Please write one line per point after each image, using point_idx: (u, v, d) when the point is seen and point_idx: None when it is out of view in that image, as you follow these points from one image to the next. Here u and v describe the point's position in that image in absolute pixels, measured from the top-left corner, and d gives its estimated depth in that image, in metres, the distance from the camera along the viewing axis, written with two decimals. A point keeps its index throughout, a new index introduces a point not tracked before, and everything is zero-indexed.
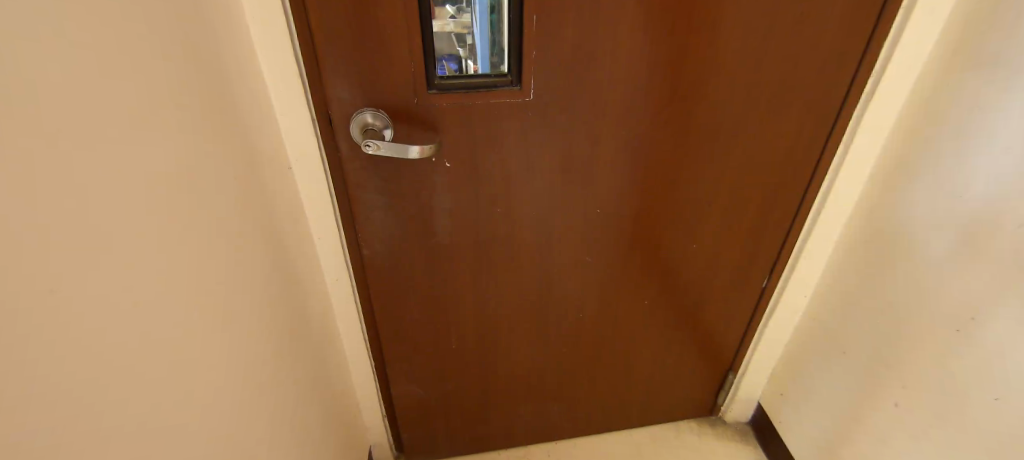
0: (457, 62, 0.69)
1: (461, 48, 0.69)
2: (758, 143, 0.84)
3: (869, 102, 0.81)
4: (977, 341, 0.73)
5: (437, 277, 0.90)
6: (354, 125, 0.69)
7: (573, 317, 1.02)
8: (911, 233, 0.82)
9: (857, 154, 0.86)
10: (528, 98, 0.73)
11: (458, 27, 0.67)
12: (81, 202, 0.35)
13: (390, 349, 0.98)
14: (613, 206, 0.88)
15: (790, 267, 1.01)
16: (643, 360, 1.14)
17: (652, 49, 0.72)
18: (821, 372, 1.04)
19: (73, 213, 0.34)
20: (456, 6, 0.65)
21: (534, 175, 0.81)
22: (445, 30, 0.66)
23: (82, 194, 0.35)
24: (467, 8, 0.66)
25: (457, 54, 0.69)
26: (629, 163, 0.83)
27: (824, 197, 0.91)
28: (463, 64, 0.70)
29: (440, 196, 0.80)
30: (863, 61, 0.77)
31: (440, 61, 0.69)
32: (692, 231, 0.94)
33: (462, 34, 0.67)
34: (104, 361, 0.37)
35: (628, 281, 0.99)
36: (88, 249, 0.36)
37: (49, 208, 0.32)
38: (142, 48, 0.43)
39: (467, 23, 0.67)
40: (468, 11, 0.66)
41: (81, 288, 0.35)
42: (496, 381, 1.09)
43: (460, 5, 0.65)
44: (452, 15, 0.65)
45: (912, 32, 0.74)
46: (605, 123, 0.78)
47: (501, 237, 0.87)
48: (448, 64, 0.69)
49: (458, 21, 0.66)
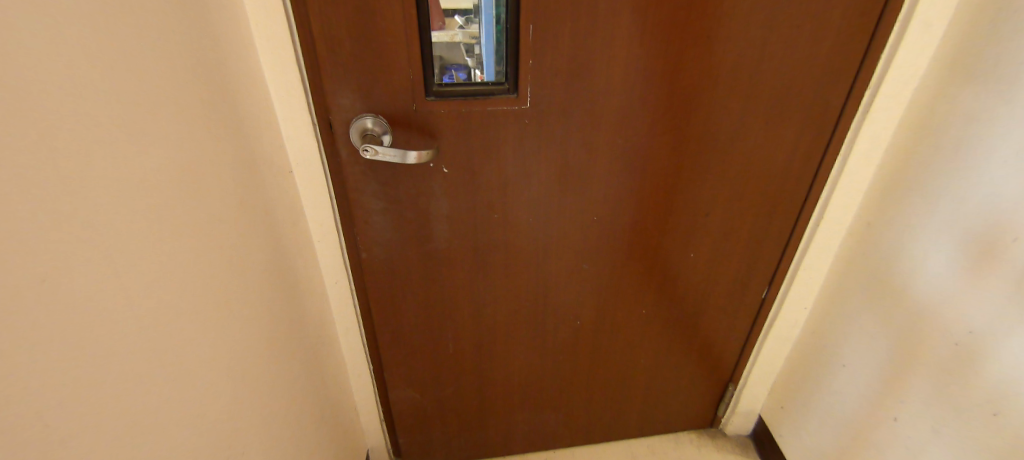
0: (466, 72, 0.71)
1: (469, 58, 0.71)
2: (758, 154, 0.84)
3: (867, 114, 0.80)
4: (978, 356, 0.71)
5: (435, 283, 0.90)
6: (353, 130, 0.70)
7: (571, 324, 1.02)
8: (909, 247, 0.81)
9: (853, 167, 0.85)
10: (525, 106, 0.74)
11: (466, 37, 0.69)
12: (60, 193, 0.35)
13: (387, 352, 0.98)
14: (610, 214, 0.88)
15: (789, 279, 1.00)
16: (643, 369, 1.12)
17: (647, 59, 0.73)
18: (819, 386, 1.02)
19: (53, 206, 0.35)
20: (465, 16, 0.67)
21: (530, 182, 0.81)
22: (455, 40, 0.68)
23: (61, 184, 0.35)
24: (475, 18, 0.68)
25: (466, 63, 0.71)
26: (626, 171, 0.83)
27: (823, 209, 0.90)
28: (470, 74, 0.71)
29: (438, 202, 0.81)
30: (860, 72, 0.77)
31: (450, 70, 0.71)
32: (691, 240, 0.93)
33: (470, 44, 0.69)
34: (83, 351, 0.37)
35: (626, 289, 0.98)
36: (71, 240, 0.36)
37: (28, 204, 0.33)
38: (146, 57, 0.45)
39: (475, 33, 0.69)
40: (476, 22, 0.68)
41: (58, 279, 0.35)
42: (494, 387, 1.09)
43: (469, 16, 0.67)
44: (460, 25, 0.67)
45: (907, 46, 0.74)
46: (602, 132, 0.78)
47: (499, 243, 0.88)
48: (457, 74, 0.71)
49: (466, 31, 0.68)
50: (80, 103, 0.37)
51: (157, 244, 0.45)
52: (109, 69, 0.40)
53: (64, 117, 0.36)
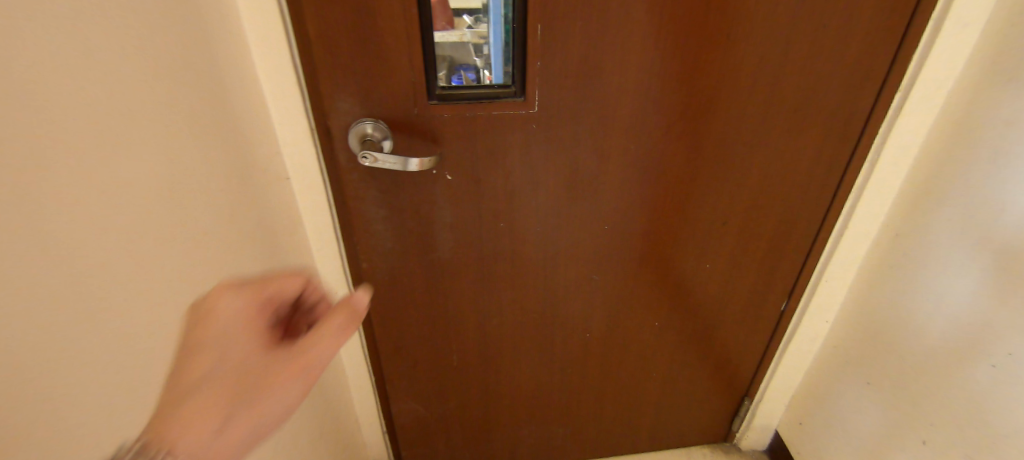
0: (474, 72, 0.68)
1: (478, 58, 0.67)
2: (780, 161, 0.79)
3: (896, 120, 0.75)
4: (1016, 381, 0.66)
5: (438, 294, 0.87)
6: (353, 136, 0.66)
7: (580, 337, 0.98)
8: (941, 261, 0.76)
9: (881, 175, 0.80)
10: (532, 111, 0.70)
11: (475, 37, 0.65)
12: (15, 201, 0.32)
13: (390, 364, 0.95)
14: (621, 223, 0.84)
15: (809, 292, 0.95)
16: (654, 382, 1.08)
17: (662, 61, 0.68)
18: (842, 404, 0.97)
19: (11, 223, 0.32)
20: (473, 16, 0.64)
21: (537, 190, 0.78)
22: (463, 40, 0.65)
23: (19, 194, 0.33)
24: (484, 18, 0.64)
25: (474, 64, 0.67)
26: (639, 180, 0.79)
27: (847, 219, 0.85)
28: (479, 75, 0.68)
29: (440, 210, 0.77)
30: (890, 74, 0.72)
31: (457, 71, 0.67)
32: (707, 251, 0.89)
33: (478, 44, 0.66)
34: (37, 375, 0.35)
35: (638, 301, 0.94)
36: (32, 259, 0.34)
37: None
38: (124, 60, 0.42)
39: (484, 33, 0.65)
40: (485, 21, 0.64)
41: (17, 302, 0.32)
42: (500, 400, 1.05)
43: (477, 15, 0.64)
44: (469, 25, 0.64)
45: (941, 47, 0.68)
46: (613, 137, 0.74)
47: (504, 253, 0.84)
48: (466, 74, 0.68)
49: (474, 31, 0.65)
50: (46, 109, 0.34)
51: (124, 259, 0.43)
52: (80, 70, 0.37)
53: (26, 124, 0.33)
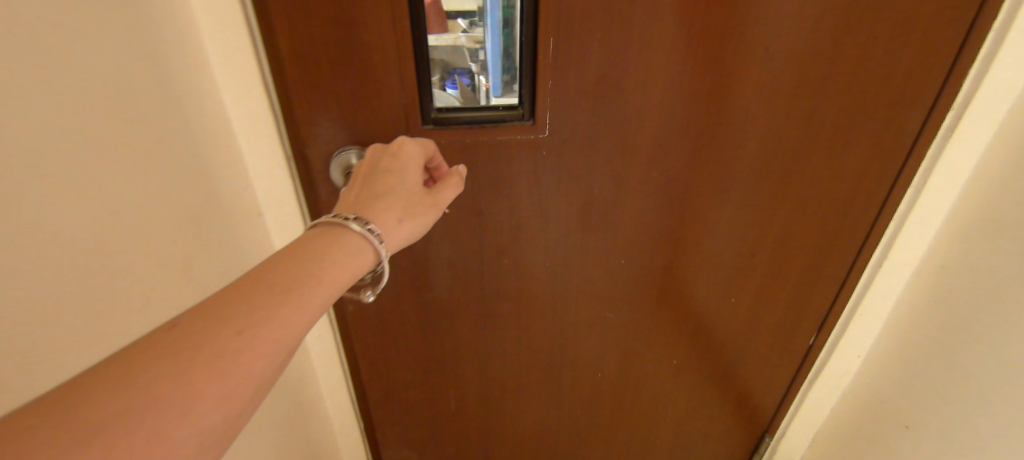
0: (469, 77, 0.58)
1: (472, 63, 0.57)
2: (814, 188, 0.72)
3: (947, 141, 0.68)
4: None
5: (435, 336, 0.78)
6: (335, 168, 0.56)
7: (591, 377, 0.89)
8: (997, 299, 0.68)
9: (928, 202, 0.72)
10: (542, 135, 0.61)
11: (470, 41, 0.56)
12: None
13: (379, 413, 0.84)
14: (639, 257, 0.76)
15: (841, 326, 0.87)
16: (668, 422, 1.00)
17: (691, 80, 0.61)
18: (877, 447, 0.89)
19: None
20: (469, 18, 0.54)
21: (546, 223, 0.69)
22: (457, 44, 0.56)
23: None
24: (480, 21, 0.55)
25: (468, 68, 0.57)
26: (660, 211, 0.71)
27: (886, 248, 0.78)
28: (474, 80, 0.58)
29: (436, 246, 0.69)
30: (942, 93, 0.65)
31: (450, 75, 0.57)
32: (731, 285, 0.81)
33: (474, 49, 0.56)
34: None
35: (654, 338, 0.86)
36: None
37: None
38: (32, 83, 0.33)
39: (481, 37, 0.56)
40: (481, 25, 0.55)
41: None
42: (501, 445, 0.96)
43: (474, 18, 0.54)
44: (464, 28, 0.55)
45: (1002, 61, 0.61)
46: (633, 165, 0.66)
47: (508, 291, 0.76)
48: (459, 79, 0.58)
49: (470, 35, 0.55)
50: None
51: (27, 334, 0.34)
52: None
53: None
